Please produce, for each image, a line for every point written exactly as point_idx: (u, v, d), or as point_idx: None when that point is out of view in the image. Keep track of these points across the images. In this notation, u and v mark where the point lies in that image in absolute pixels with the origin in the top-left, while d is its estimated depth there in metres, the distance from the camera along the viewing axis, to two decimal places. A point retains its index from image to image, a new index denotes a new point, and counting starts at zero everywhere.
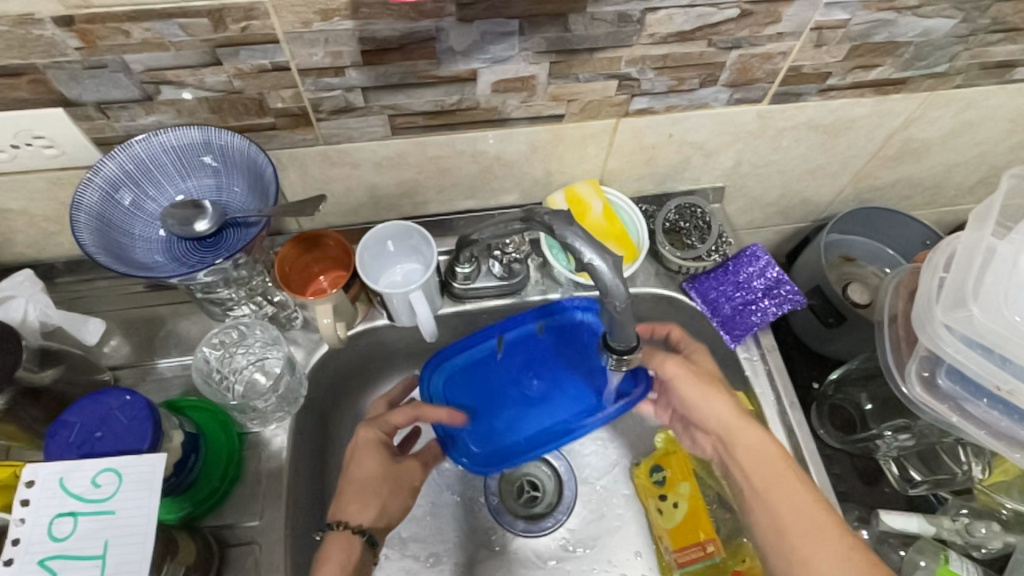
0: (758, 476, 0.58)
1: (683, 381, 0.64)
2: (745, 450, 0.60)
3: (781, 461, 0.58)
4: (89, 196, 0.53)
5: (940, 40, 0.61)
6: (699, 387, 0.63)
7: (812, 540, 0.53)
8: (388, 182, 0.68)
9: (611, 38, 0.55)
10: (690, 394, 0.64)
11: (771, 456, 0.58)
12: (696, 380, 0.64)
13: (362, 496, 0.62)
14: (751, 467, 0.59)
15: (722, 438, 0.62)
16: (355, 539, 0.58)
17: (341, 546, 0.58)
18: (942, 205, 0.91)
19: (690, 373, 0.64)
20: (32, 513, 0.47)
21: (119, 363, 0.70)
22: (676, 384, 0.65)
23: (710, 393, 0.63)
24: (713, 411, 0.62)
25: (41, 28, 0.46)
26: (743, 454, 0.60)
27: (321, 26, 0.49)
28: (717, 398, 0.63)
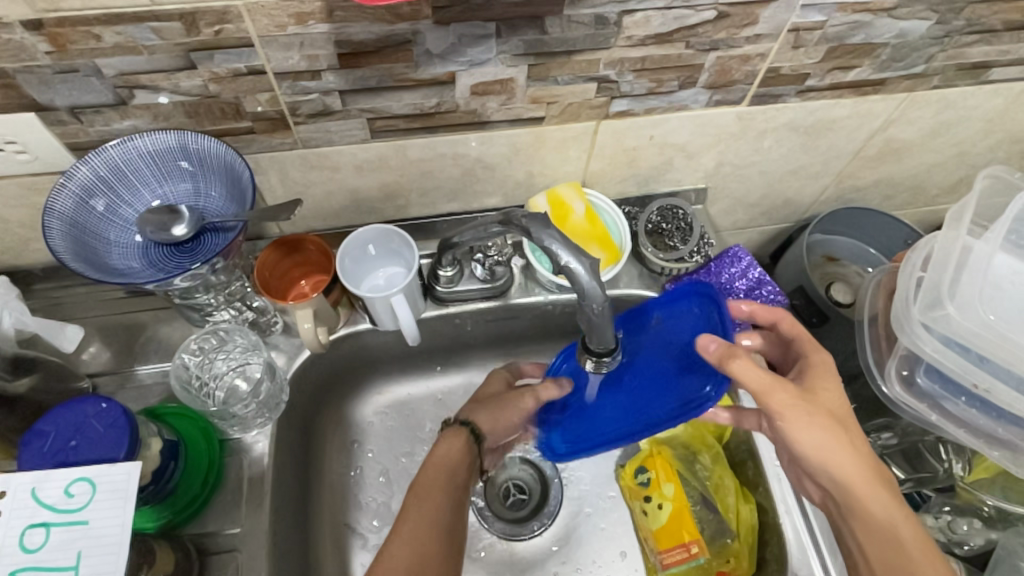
0: (881, 550, 0.53)
1: (801, 426, 0.54)
2: (870, 514, 0.54)
3: (910, 534, 0.53)
4: (62, 202, 0.52)
5: (916, 41, 0.62)
6: (821, 438, 0.53)
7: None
8: (369, 185, 0.67)
9: (589, 40, 0.55)
10: (807, 443, 0.54)
11: (901, 525, 0.53)
12: (813, 425, 0.54)
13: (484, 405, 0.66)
14: (870, 537, 0.54)
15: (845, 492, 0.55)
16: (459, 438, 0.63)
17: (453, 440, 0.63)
18: (923, 205, 0.91)
19: (810, 417, 0.54)
20: (3, 524, 0.46)
21: (98, 370, 0.69)
22: (789, 427, 0.54)
23: (833, 445, 0.54)
24: (838, 467, 0.54)
25: (9, 32, 0.45)
26: (867, 520, 0.54)
27: (296, 29, 0.49)
28: (843, 451, 0.54)
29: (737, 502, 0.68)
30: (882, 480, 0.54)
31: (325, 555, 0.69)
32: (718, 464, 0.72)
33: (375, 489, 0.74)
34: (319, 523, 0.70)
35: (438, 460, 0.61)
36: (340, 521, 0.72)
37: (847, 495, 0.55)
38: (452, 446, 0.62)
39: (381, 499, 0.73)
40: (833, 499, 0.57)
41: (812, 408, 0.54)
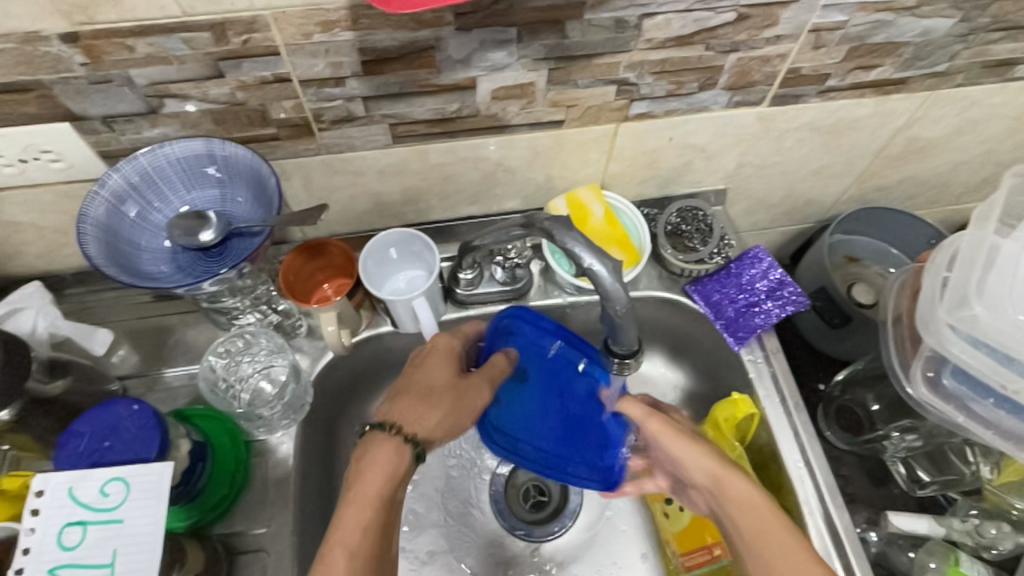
0: (756, 536, 0.48)
1: (657, 433, 0.56)
2: (732, 504, 0.50)
3: (769, 512, 0.49)
4: (95, 209, 0.54)
5: (940, 39, 0.61)
6: (674, 439, 0.55)
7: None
8: (391, 189, 0.68)
9: (609, 43, 0.55)
10: (669, 447, 0.55)
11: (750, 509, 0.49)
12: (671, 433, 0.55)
13: (435, 406, 0.55)
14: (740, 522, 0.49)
15: (712, 493, 0.52)
16: (405, 450, 0.52)
17: (386, 453, 0.51)
18: (947, 204, 0.90)
19: (665, 426, 0.56)
20: (42, 522, 0.47)
21: (128, 372, 0.71)
22: (659, 449, 0.57)
23: (694, 446, 0.54)
24: (694, 464, 0.53)
25: (47, 45, 0.47)
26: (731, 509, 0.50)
27: (322, 38, 0.50)
28: (702, 448, 0.54)
29: None
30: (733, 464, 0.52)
31: None
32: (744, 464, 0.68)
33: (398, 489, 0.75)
34: None
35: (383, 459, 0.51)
36: None
37: (718, 497, 0.52)
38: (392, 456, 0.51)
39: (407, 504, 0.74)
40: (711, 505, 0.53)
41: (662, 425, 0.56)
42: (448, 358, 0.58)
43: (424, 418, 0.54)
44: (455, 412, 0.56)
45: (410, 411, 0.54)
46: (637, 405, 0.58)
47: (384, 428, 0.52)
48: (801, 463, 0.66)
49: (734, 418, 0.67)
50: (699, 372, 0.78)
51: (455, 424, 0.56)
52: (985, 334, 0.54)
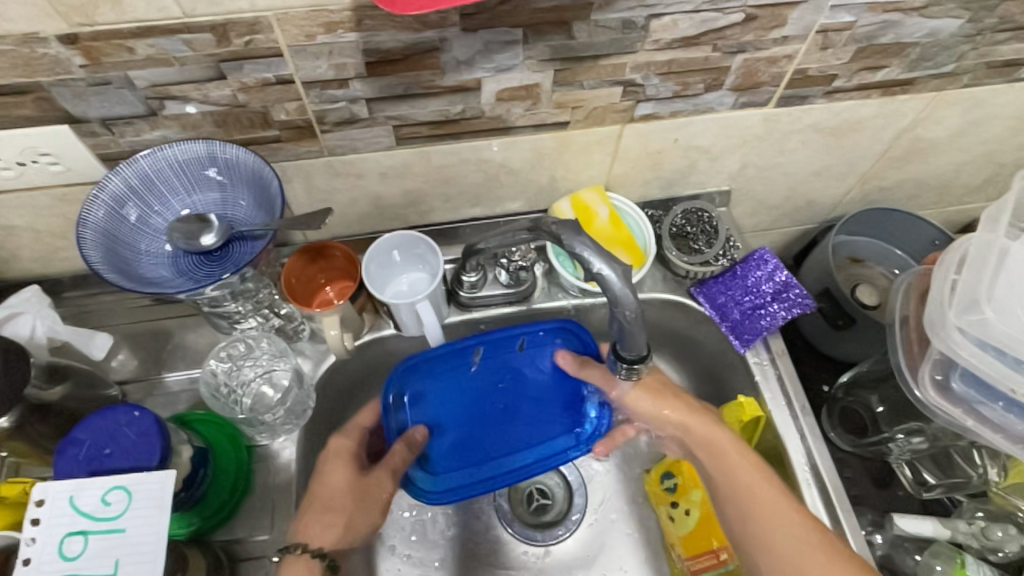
0: (754, 497, 0.57)
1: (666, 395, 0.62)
2: (729, 463, 0.59)
3: (753, 471, 0.59)
4: (95, 213, 0.53)
5: (947, 40, 0.61)
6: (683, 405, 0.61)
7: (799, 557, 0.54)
8: (393, 192, 0.67)
9: (616, 45, 0.54)
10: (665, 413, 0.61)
11: (759, 472, 0.59)
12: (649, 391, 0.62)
13: (336, 518, 0.59)
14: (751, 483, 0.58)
15: (705, 453, 0.60)
16: (315, 563, 0.55)
17: (300, 573, 0.54)
18: (950, 205, 0.90)
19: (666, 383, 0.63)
20: (43, 532, 0.47)
21: (127, 377, 0.70)
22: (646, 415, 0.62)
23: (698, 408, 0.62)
24: (700, 427, 0.61)
25: (45, 47, 0.46)
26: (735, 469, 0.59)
27: (325, 39, 0.49)
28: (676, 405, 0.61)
29: None
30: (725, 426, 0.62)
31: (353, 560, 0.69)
32: None
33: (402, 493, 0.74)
34: None
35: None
36: None
37: (711, 457, 0.60)
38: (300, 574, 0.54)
39: (415, 515, 0.73)
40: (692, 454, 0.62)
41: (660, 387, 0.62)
42: (346, 460, 0.63)
43: (320, 536, 0.58)
44: (343, 522, 0.60)
45: (312, 526, 0.58)
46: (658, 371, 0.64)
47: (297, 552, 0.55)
48: (807, 465, 0.66)
49: (741, 420, 0.67)
50: (702, 374, 0.78)
51: (348, 533, 0.60)
52: (994, 338, 0.53)
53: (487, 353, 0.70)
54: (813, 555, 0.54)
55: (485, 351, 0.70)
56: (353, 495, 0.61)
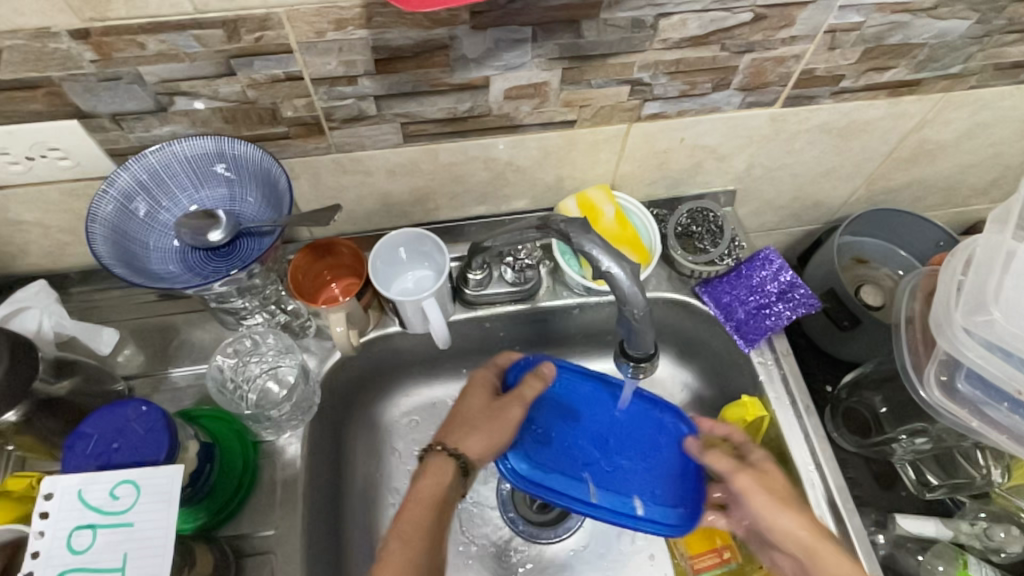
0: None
1: (750, 499, 0.57)
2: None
3: None
4: (104, 208, 0.53)
5: (955, 41, 0.61)
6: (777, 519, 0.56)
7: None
8: (400, 189, 0.68)
9: (624, 43, 0.54)
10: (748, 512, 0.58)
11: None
12: (761, 483, 0.58)
13: (480, 430, 0.61)
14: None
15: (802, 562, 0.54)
16: (447, 466, 0.58)
17: (436, 472, 0.58)
18: (955, 206, 0.90)
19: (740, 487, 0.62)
20: (51, 526, 0.47)
21: (133, 372, 0.70)
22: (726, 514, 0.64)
23: (784, 510, 0.55)
24: (785, 536, 0.55)
25: (56, 41, 0.46)
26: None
27: (335, 36, 0.49)
28: (780, 512, 0.56)
29: None
30: (828, 535, 0.54)
31: (355, 557, 0.69)
32: None
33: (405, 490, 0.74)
34: (351, 526, 0.70)
35: (434, 483, 0.57)
36: (367, 524, 0.72)
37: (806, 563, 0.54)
38: (434, 478, 0.58)
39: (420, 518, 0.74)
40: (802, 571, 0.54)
41: (750, 492, 0.57)
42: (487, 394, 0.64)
43: (477, 456, 0.60)
44: (491, 439, 0.61)
45: (457, 433, 0.61)
46: (730, 464, 0.59)
47: (433, 450, 0.60)
48: (812, 465, 0.66)
49: (745, 419, 0.67)
50: (707, 373, 0.78)
51: (496, 448, 0.61)
52: (999, 339, 0.53)
53: (603, 489, 0.65)
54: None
55: (600, 487, 0.65)
56: (490, 417, 0.61)
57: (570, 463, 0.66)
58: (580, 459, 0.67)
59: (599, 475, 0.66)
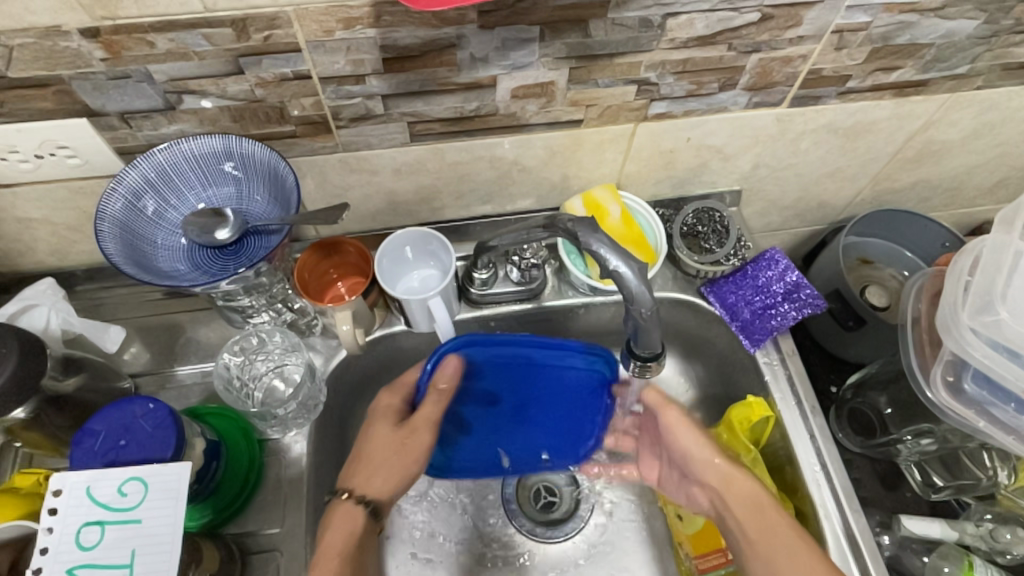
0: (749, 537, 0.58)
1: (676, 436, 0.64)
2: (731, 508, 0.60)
3: (781, 519, 0.57)
4: (112, 205, 0.53)
5: (962, 41, 0.61)
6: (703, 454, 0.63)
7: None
8: (407, 188, 0.68)
9: (632, 43, 0.54)
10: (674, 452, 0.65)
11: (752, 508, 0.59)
12: (686, 424, 0.64)
13: (379, 471, 0.61)
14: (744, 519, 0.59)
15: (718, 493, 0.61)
16: (359, 512, 0.59)
17: (345, 518, 0.58)
18: (961, 206, 0.90)
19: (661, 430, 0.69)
20: (59, 522, 0.47)
21: (140, 370, 0.71)
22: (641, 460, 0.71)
23: (705, 446, 0.63)
24: (706, 466, 0.62)
25: (67, 40, 0.46)
26: (734, 510, 0.60)
27: (344, 34, 0.49)
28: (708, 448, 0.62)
29: None
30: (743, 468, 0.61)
31: None
32: (759, 468, 0.67)
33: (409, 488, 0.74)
34: None
35: (337, 534, 0.57)
36: None
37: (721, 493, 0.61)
38: (342, 521, 0.58)
39: (426, 519, 0.74)
40: (717, 500, 0.62)
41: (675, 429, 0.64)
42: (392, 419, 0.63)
43: (381, 493, 0.60)
44: (390, 474, 0.61)
45: (354, 479, 0.61)
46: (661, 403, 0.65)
47: (336, 499, 0.59)
48: (817, 466, 0.66)
49: (749, 419, 0.68)
50: (711, 374, 0.78)
51: (406, 481, 0.62)
52: (1006, 339, 0.53)
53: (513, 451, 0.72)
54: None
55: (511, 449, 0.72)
56: (385, 454, 0.61)
57: (484, 439, 0.71)
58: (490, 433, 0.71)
59: (508, 437, 0.71)
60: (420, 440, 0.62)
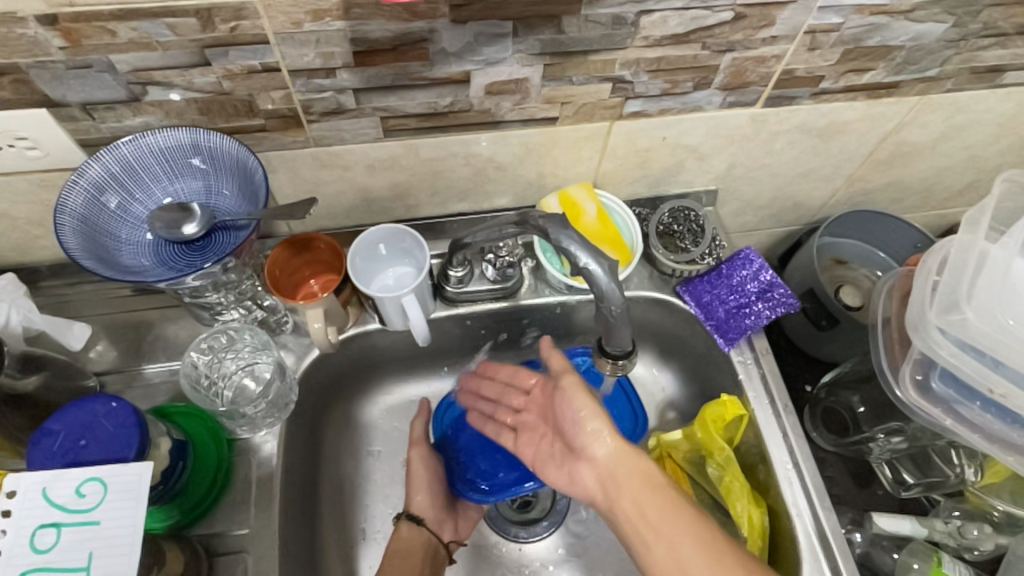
0: (645, 512, 0.53)
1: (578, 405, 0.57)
2: (624, 497, 0.54)
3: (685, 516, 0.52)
4: (74, 198, 0.51)
5: (932, 44, 0.61)
6: (600, 432, 0.56)
7: (677, 553, 0.51)
8: (380, 184, 0.67)
9: (605, 40, 0.54)
10: (578, 428, 0.57)
11: (648, 489, 0.54)
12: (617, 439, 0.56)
13: (416, 488, 0.69)
14: (649, 511, 0.53)
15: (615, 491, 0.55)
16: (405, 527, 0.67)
17: (409, 536, 0.67)
18: (932, 208, 0.91)
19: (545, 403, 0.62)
20: (13, 524, 0.45)
21: (106, 368, 0.69)
22: (521, 444, 0.63)
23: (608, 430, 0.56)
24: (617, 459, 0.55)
25: (23, 27, 0.45)
26: (632, 495, 0.54)
27: (312, 27, 0.48)
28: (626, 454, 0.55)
29: (749, 506, 0.65)
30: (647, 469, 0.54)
31: (331, 557, 0.68)
32: (732, 466, 0.68)
33: (380, 489, 0.74)
34: (325, 524, 0.70)
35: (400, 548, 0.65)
36: (345, 524, 0.71)
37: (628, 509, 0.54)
38: (410, 538, 0.67)
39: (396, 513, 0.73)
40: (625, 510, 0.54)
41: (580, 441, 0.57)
42: (420, 448, 0.71)
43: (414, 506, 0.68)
44: (436, 489, 0.69)
45: (410, 503, 0.69)
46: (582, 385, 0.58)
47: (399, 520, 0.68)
48: (790, 463, 0.66)
49: (723, 417, 0.68)
50: (688, 373, 0.78)
51: (439, 493, 0.69)
52: (971, 338, 0.54)
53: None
54: (715, 569, 0.49)
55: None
56: (426, 476, 0.69)
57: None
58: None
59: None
60: (416, 460, 0.70)
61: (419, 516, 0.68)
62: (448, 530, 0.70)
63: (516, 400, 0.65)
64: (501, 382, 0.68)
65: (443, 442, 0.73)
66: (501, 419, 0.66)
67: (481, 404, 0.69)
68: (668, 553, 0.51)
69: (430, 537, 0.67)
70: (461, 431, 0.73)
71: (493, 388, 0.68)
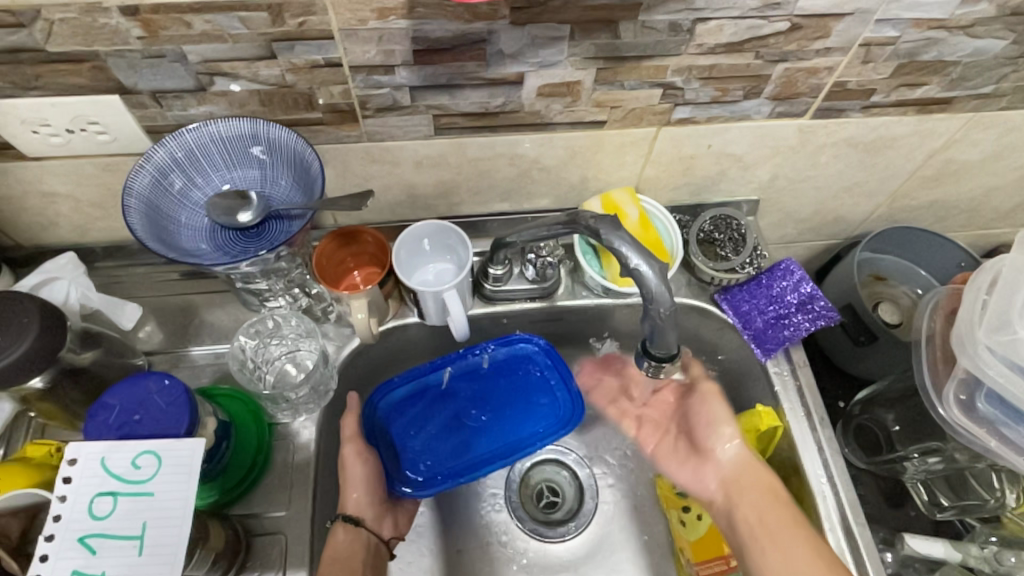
0: (763, 518, 0.61)
1: (714, 412, 0.67)
2: (743, 498, 0.63)
3: (796, 525, 0.59)
4: (140, 180, 0.54)
5: (989, 60, 0.61)
6: (729, 437, 0.66)
7: (787, 558, 0.58)
8: (426, 181, 0.68)
9: (659, 46, 0.55)
10: (705, 433, 0.67)
11: (768, 497, 0.62)
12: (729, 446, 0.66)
13: (351, 485, 0.64)
14: (757, 505, 0.62)
15: (735, 488, 0.64)
16: (339, 529, 0.62)
17: (344, 539, 0.62)
18: (977, 227, 0.90)
19: (669, 409, 0.72)
20: (73, 491, 0.47)
21: (153, 348, 0.71)
22: (639, 433, 0.73)
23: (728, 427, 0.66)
24: (733, 463, 0.66)
25: (106, 17, 0.47)
26: (746, 492, 0.63)
27: (376, 24, 0.50)
28: (748, 469, 0.65)
29: None
30: (755, 466, 0.65)
31: None
32: None
33: None
34: None
35: (335, 552, 0.61)
36: None
37: (749, 511, 0.62)
38: (348, 543, 0.62)
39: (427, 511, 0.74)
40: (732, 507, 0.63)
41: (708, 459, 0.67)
42: (355, 444, 0.65)
43: (350, 505, 0.64)
44: (373, 485, 0.65)
45: (345, 502, 0.64)
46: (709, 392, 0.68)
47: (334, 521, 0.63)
48: (824, 478, 0.66)
49: (759, 428, 0.68)
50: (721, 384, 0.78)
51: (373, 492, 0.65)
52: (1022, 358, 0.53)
53: (457, 374, 0.73)
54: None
55: (455, 373, 0.72)
56: (364, 473, 0.64)
57: (440, 412, 0.72)
58: (459, 413, 0.72)
59: (470, 396, 0.73)
60: (348, 456, 0.64)
61: (355, 517, 0.63)
62: (387, 526, 0.67)
63: (639, 394, 0.73)
64: (611, 386, 0.75)
65: (373, 433, 0.69)
66: (623, 404, 0.74)
67: (603, 385, 0.76)
68: (780, 562, 0.58)
69: (369, 537, 0.63)
70: (395, 421, 0.70)
71: (619, 378, 0.75)
